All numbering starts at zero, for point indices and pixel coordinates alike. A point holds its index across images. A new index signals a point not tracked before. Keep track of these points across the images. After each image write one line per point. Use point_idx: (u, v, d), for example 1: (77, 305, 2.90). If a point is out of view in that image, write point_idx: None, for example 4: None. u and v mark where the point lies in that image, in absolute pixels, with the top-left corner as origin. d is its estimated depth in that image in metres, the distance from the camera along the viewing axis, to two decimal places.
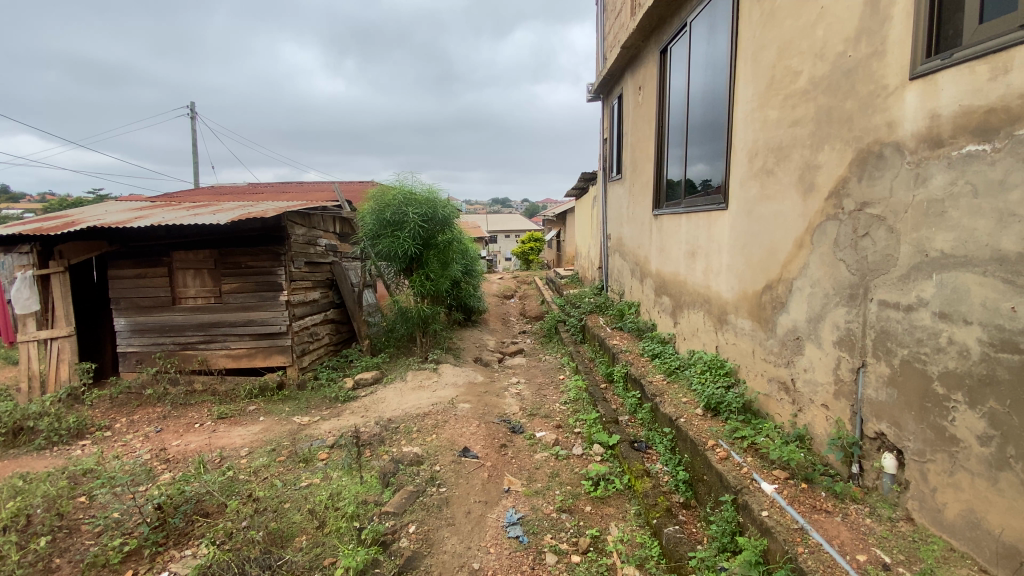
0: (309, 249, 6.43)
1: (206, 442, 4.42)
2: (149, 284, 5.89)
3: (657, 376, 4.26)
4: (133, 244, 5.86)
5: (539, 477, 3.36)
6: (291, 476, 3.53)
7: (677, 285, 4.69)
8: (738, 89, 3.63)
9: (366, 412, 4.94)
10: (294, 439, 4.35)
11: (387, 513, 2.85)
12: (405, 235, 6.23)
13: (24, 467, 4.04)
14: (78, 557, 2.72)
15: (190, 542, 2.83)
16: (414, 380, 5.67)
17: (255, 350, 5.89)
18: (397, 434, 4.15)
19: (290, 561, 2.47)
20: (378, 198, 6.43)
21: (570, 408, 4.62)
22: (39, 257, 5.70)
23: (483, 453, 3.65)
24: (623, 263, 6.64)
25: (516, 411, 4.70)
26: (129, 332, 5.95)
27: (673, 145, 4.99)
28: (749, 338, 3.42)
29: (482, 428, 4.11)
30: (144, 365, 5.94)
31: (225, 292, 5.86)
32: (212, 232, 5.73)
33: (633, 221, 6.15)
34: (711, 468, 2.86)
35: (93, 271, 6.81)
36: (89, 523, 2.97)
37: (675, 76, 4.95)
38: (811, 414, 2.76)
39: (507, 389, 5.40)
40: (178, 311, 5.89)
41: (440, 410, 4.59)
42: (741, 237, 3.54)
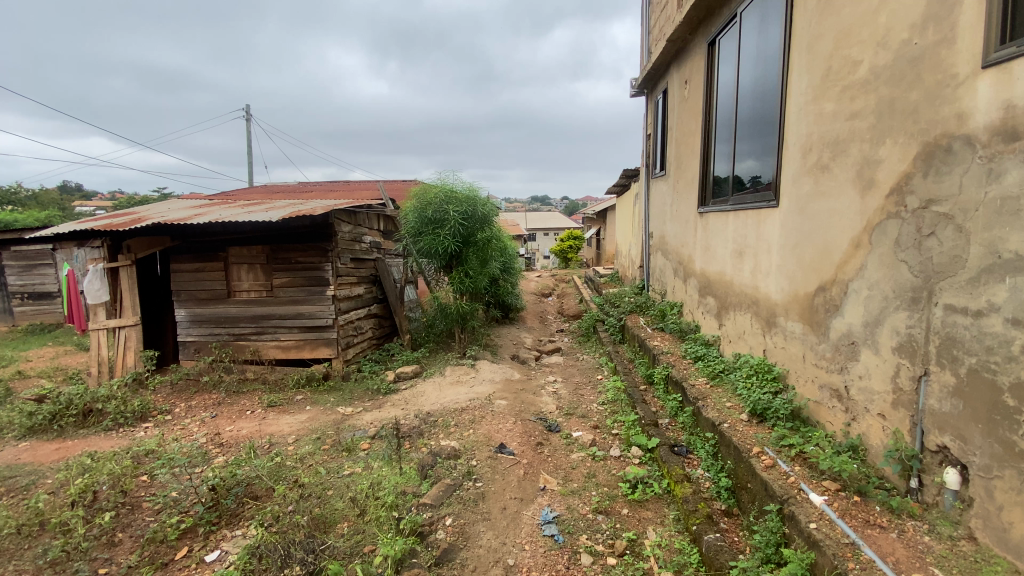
0: (354, 246, 6.62)
1: (256, 429, 4.64)
2: (207, 277, 6.23)
3: (699, 379, 4.14)
4: (193, 239, 6.19)
5: (575, 478, 3.33)
6: (334, 464, 3.66)
7: (723, 286, 4.55)
8: (792, 81, 3.47)
9: (406, 405, 5.05)
10: (337, 428, 4.50)
11: (425, 505, 2.90)
12: (446, 232, 6.32)
13: (93, 446, 4.35)
14: (138, 532, 2.91)
15: (240, 523, 2.98)
16: (452, 375, 5.75)
17: (302, 342, 6.13)
18: (435, 427, 4.23)
19: (331, 546, 2.55)
20: (420, 196, 6.56)
21: (608, 409, 4.56)
22: (110, 251, 6.10)
23: (519, 450, 3.66)
24: (665, 262, 6.48)
25: (553, 410, 4.67)
26: (188, 322, 6.32)
27: (721, 141, 4.83)
28: (800, 342, 3.26)
29: (518, 425, 4.12)
30: (201, 353, 6.30)
31: (276, 287, 6.13)
32: (265, 230, 5.98)
33: (677, 219, 6.00)
34: (755, 476, 2.77)
35: (157, 265, 7.26)
36: (150, 500, 3.18)
37: (723, 69, 4.78)
38: (866, 424, 2.61)
39: (544, 388, 5.40)
40: (232, 303, 6.20)
41: (477, 406, 4.63)
42: (793, 235, 3.38)
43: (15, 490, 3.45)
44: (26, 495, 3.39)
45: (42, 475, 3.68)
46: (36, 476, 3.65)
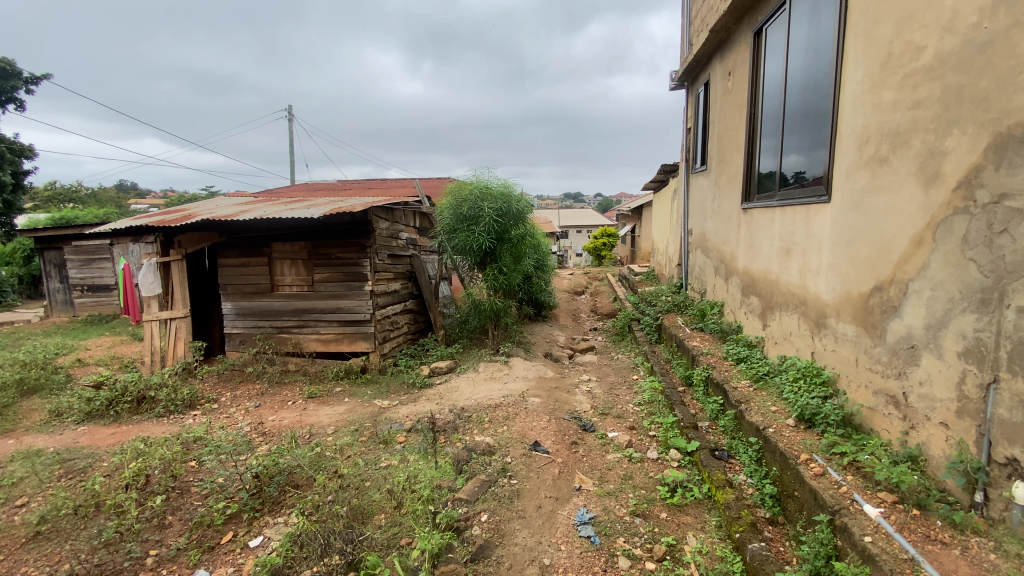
0: (391, 242, 6.73)
1: (297, 419, 4.77)
2: (252, 272, 6.46)
3: (742, 382, 4.00)
4: (239, 235, 6.41)
5: (611, 479, 3.27)
6: (372, 456, 3.72)
7: (768, 285, 4.37)
8: (846, 69, 3.29)
9: (441, 400, 5.09)
10: (374, 421, 4.57)
11: (461, 500, 2.91)
12: (481, 229, 6.34)
13: (145, 432, 4.57)
14: (187, 516, 3.03)
15: (282, 510, 3.07)
16: (485, 372, 5.76)
17: (341, 336, 6.27)
18: (469, 423, 4.23)
19: (369, 537, 2.59)
20: (456, 193, 6.60)
21: (645, 410, 4.46)
22: (162, 246, 6.38)
23: (554, 449, 3.63)
24: (705, 260, 6.30)
25: (587, 409, 4.61)
26: (234, 315, 6.56)
27: (767, 134, 4.64)
28: (852, 345, 3.10)
29: (552, 424, 4.08)
30: (246, 345, 6.54)
31: (317, 281, 6.30)
32: (307, 226, 6.14)
33: (719, 215, 5.82)
34: (804, 484, 2.64)
35: (205, 259, 7.56)
36: (197, 485, 3.30)
37: (770, 59, 4.59)
38: (926, 433, 2.45)
39: (578, 386, 5.33)
40: (275, 298, 6.40)
41: (511, 403, 4.62)
42: (846, 232, 3.21)
43: (74, 471, 3.65)
44: (84, 476, 3.58)
45: (98, 458, 3.89)
46: (93, 459, 3.86)
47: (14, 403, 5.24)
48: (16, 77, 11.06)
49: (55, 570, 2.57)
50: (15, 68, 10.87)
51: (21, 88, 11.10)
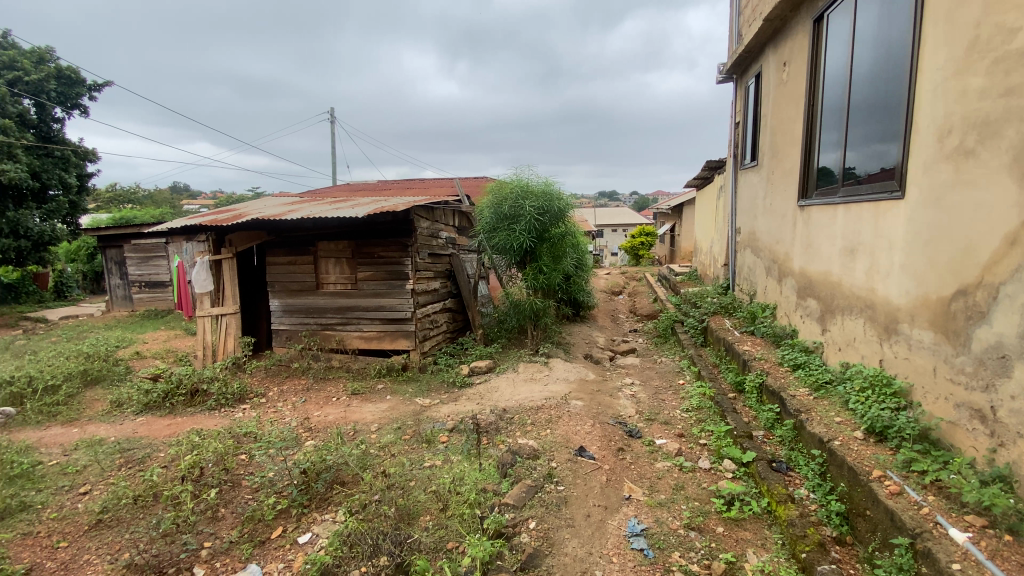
0: (432, 242, 6.76)
1: (341, 416, 4.84)
2: (298, 270, 6.61)
3: (801, 390, 3.77)
4: (286, 234, 6.57)
5: (662, 488, 3.13)
6: (416, 455, 3.71)
7: (828, 287, 4.11)
8: (924, 55, 3.04)
9: (481, 400, 5.05)
10: (416, 420, 4.57)
11: (507, 505, 2.84)
12: (521, 228, 6.27)
13: (198, 424, 4.73)
14: (239, 509, 3.09)
15: (329, 507, 3.08)
16: (525, 373, 5.68)
17: (383, 334, 6.35)
18: (512, 425, 4.17)
19: (417, 539, 2.56)
20: (496, 192, 6.56)
21: (693, 417, 4.28)
22: (214, 245, 6.57)
23: (600, 455, 3.51)
24: (756, 260, 6.03)
25: (632, 413, 4.47)
26: (281, 312, 6.74)
27: (829, 127, 4.37)
28: (928, 353, 2.85)
29: (597, 429, 3.96)
30: (292, 341, 6.71)
31: (360, 280, 6.39)
32: (351, 225, 6.23)
33: (771, 213, 5.54)
34: (877, 504, 2.44)
35: (254, 257, 7.78)
36: (248, 479, 3.36)
37: (833, 47, 4.32)
38: (1018, 452, 2.22)
39: (622, 390, 5.18)
40: (320, 295, 6.54)
41: (553, 405, 4.53)
42: (923, 231, 2.96)
43: (133, 461, 3.80)
44: (143, 466, 3.72)
45: (154, 449, 4.03)
46: (150, 450, 4.01)
47: (79, 393, 5.54)
48: (80, 84, 11.74)
49: (116, 559, 2.66)
50: (79, 76, 11.54)
51: (84, 95, 11.77)
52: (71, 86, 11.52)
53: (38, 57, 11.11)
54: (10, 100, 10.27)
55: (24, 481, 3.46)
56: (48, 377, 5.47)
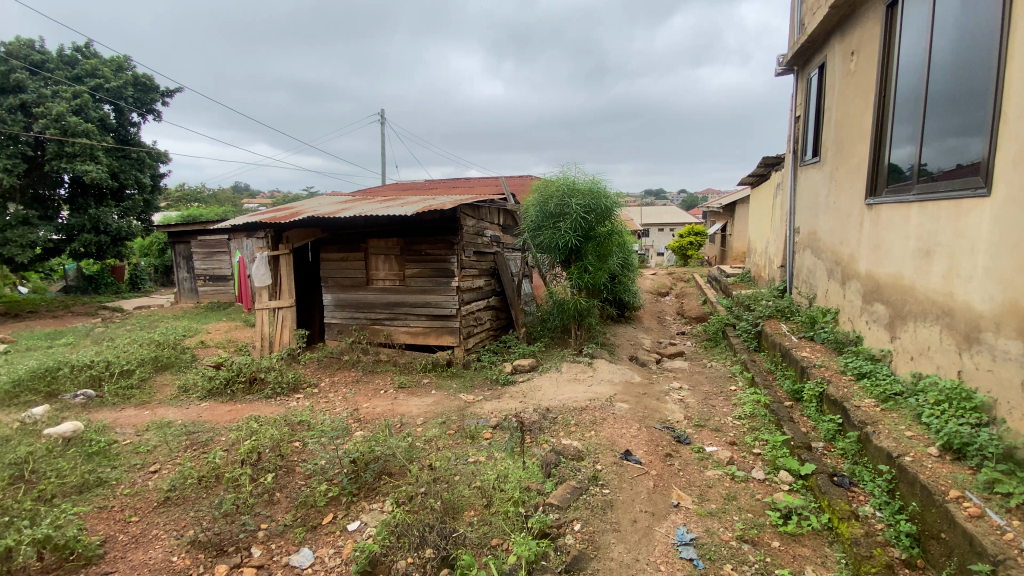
0: (477, 240, 6.82)
1: (388, 408, 4.97)
2: (350, 266, 6.84)
3: (867, 401, 3.53)
4: (339, 232, 6.80)
5: (712, 498, 3.02)
6: (460, 449, 3.76)
7: (898, 292, 3.83)
8: (1014, 40, 2.77)
9: (524, 398, 5.05)
10: (460, 415, 4.63)
11: (552, 505, 2.82)
12: (567, 226, 6.22)
13: (255, 411, 4.98)
14: (292, 494, 3.22)
15: (377, 497, 3.17)
16: (568, 373, 5.63)
17: (429, 330, 6.47)
18: (555, 425, 4.14)
19: (462, 533, 2.59)
20: (542, 190, 6.54)
21: (746, 424, 4.11)
22: (273, 240, 6.85)
23: (647, 460, 3.43)
24: (817, 262, 5.71)
25: (681, 418, 4.34)
26: (333, 306, 6.99)
27: (901, 120, 4.07)
28: (1016, 366, 2.60)
29: (644, 433, 3.87)
30: (343, 334, 6.95)
31: (408, 277, 6.53)
32: (400, 223, 6.38)
33: (835, 211, 5.23)
34: (954, 526, 2.25)
35: (308, 253, 8.11)
36: (301, 466, 3.50)
37: (908, 35, 4.01)
38: None
39: (669, 394, 5.04)
40: (370, 291, 6.74)
41: (598, 407, 4.46)
42: (1010, 232, 2.70)
43: (198, 444, 4.05)
44: (206, 449, 3.95)
45: (216, 433, 4.28)
46: (213, 434, 4.26)
47: (150, 377, 5.95)
48: (154, 91, 12.64)
49: (182, 535, 2.84)
50: (153, 83, 12.43)
51: (157, 100, 12.65)
52: (145, 92, 12.42)
53: (117, 65, 12.03)
54: (94, 106, 11.13)
55: (101, 458, 3.75)
56: (124, 362, 5.91)
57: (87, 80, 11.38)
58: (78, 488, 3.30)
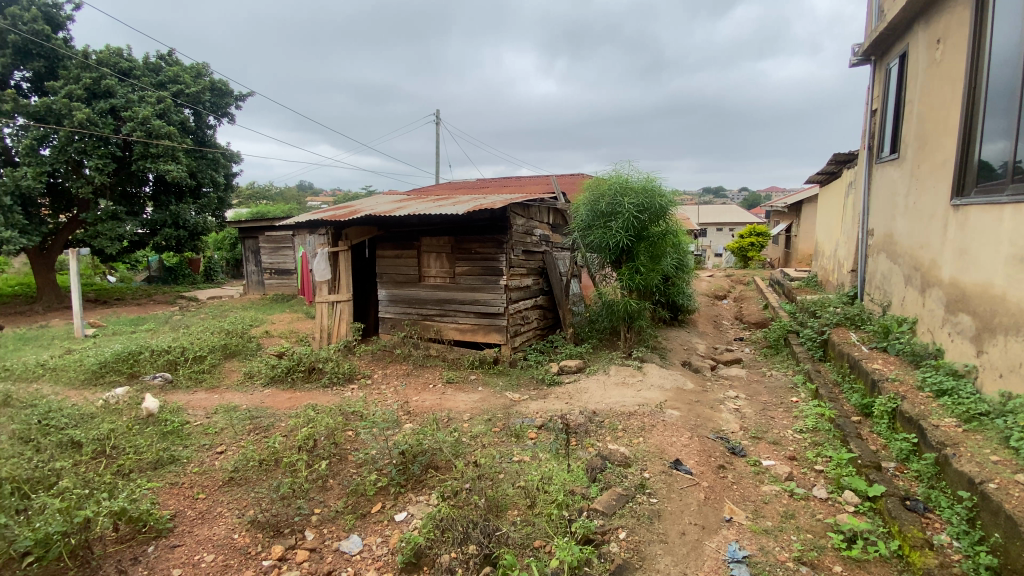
0: (527, 239, 6.82)
1: (437, 402, 5.07)
2: (404, 263, 7.03)
3: (946, 420, 3.23)
4: (394, 230, 6.99)
5: (768, 514, 2.86)
6: (506, 448, 3.77)
7: (987, 302, 3.48)
8: None
9: (571, 399, 5.00)
10: (506, 413, 4.64)
11: (596, 511, 2.77)
12: (618, 225, 6.08)
13: (312, 399, 5.23)
14: (344, 482, 3.35)
15: (424, 490, 3.24)
16: (617, 376, 5.52)
17: (476, 327, 6.55)
18: (602, 429, 4.06)
19: (505, 532, 2.60)
20: (594, 189, 6.45)
21: (808, 439, 3.87)
22: (334, 237, 7.13)
23: (698, 470, 3.30)
24: (893, 267, 5.28)
25: (736, 429, 4.14)
26: (387, 301, 7.22)
27: (994, 114, 3.69)
28: None
29: (695, 442, 3.73)
30: (395, 328, 7.16)
31: (458, 274, 6.64)
32: (451, 221, 6.47)
33: (915, 213, 4.82)
34: None
35: (365, 249, 8.39)
36: (353, 455, 3.63)
37: (1003, 21, 3.63)
38: None
39: (724, 402, 4.83)
40: (422, 287, 6.90)
41: (646, 413, 4.34)
42: None
43: (260, 428, 4.29)
44: (267, 433, 4.18)
45: (277, 418, 4.52)
46: (274, 419, 4.50)
47: (220, 363, 6.37)
48: (228, 95, 13.55)
49: (243, 514, 3.02)
50: (227, 88, 13.30)
51: (231, 104, 13.56)
52: (221, 97, 13.36)
53: (196, 72, 12.97)
54: (175, 110, 11.99)
55: (174, 437, 4.06)
56: (197, 348, 6.36)
57: (169, 85, 12.30)
58: (153, 464, 3.59)
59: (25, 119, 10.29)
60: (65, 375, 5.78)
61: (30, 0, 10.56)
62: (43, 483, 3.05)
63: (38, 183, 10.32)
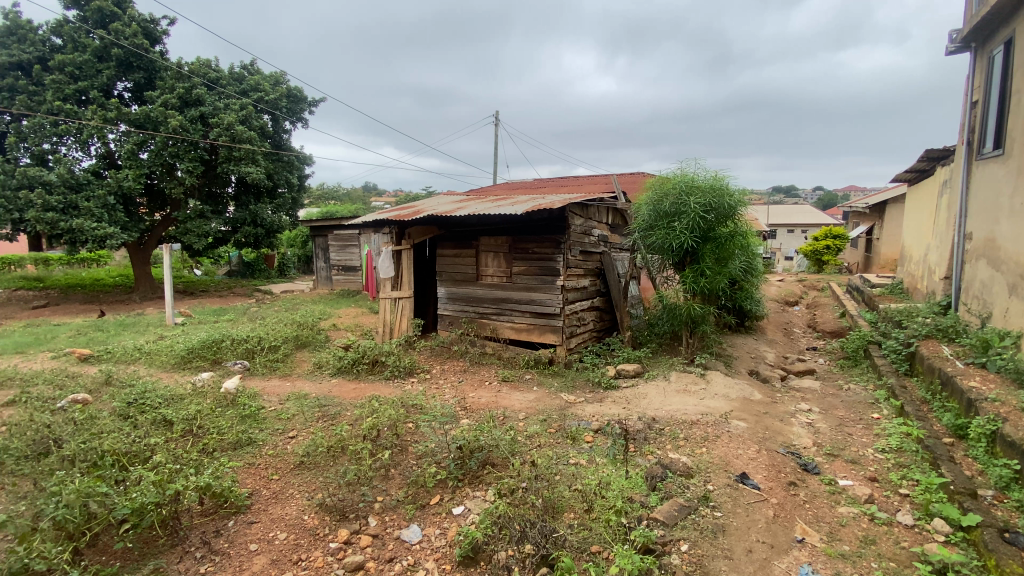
0: (585, 239, 6.74)
1: (493, 400, 5.13)
2: (462, 262, 7.17)
3: None
4: (454, 229, 7.15)
5: (845, 538, 2.67)
6: (563, 449, 3.75)
7: None
8: None
9: (628, 405, 4.89)
10: (562, 414, 4.62)
11: (656, 521, 2.71)
12: (682, 226, 5.88)
13: (375, 391, 5.45)
14: (406, 472, 3.46)
15: (481, 486, 3.30)
16: (678, 383, 5.34)
17: (532, 327, 6.56)
18: (662, 436, 3.95)
19: (562, 534, 2.59)
20: (657, 188, 6.28)
21: (891, 459, 3.57)
22: (397, 236, 7.39)
23: (766, 486, 3.14)
24: (995, 275, 4.77)
25: (808, 444, 3.90)
26: (446, 299, 7.39)
27: None
28: None
29: (763, 456, 3.55)
30: (453, 326, 7.31)
31: (515, 274, 6.68)
32: (510, 221, 6.53)
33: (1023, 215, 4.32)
34: None
35: (426, 249, 8.64)
36: (414, 447, 3.75)
37: None
38: None
39: (795, 416, 4.55)
40: (479, 286, 7.01)
41: (710, 423, 4.17)
42: None
43: (328, 416, 4.52)
44: (334, 422, 4.41)
45: (343, 407, 4.75)
46: (340, 408, 4.73)
47: (291, 353, 6.78)
48: (303, 101, 14.40)
49: (312, 497, 3.20)
50: (302, 95, 14.14)
51: (305, 110, 14.39)
52: (296, 102, 14.22)
53: (275, 80, 13.85)
54: (256, 115, 12.86)
55: (252, 421, 4.36)
56: (271, 338, 6.80)
57: (251, 93, 13.22)
58: (233, 444, 3.88)
59: (127, 126, 11.35)
60: (158, 359, 6.37)
61: (132, 17, 11.71)
62: (140, 456, 3.36)
63: (137, 183, 11.41)
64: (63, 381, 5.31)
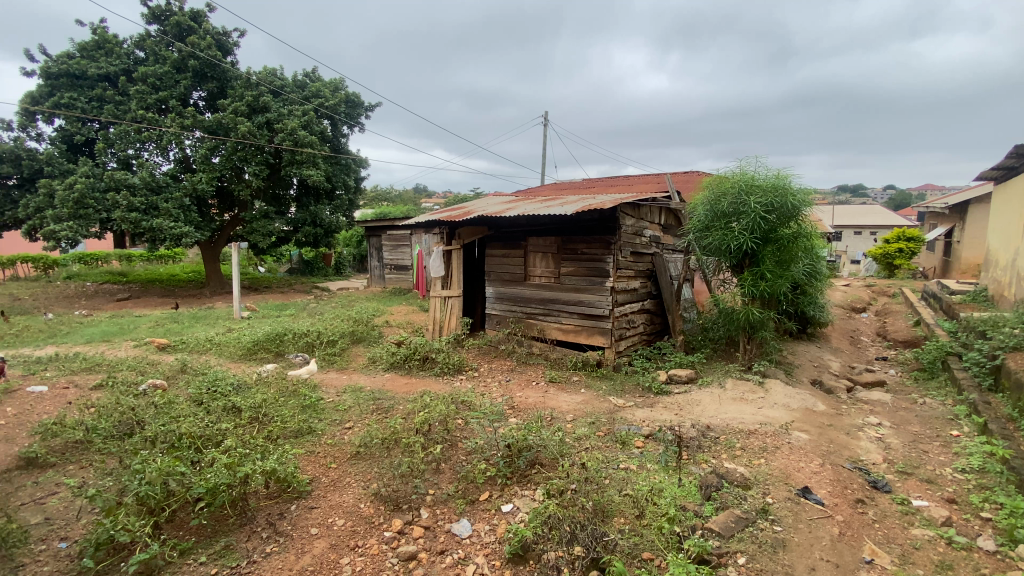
0: (636, 240, 6.63)
1: (540, 400, 5.14)
2: (511, 262, 7.22)
3: None
4: (503, 230, 7.23)
5: (919, 562, 2.50)
6: (613, 453, 3.71)
7: None
8: None
9: (681, 411, 4.77)
10: (611, 418, 4.57)
11: (712, 531, 2.63)
12: (742, 226, 5.67)
13: (426, 387, 5.59)
14: (456, 467, 3.54)
15: (529, 485, 3.32)
16: (733, 390, 5.15)
17: (581, 328, 6.52)
18: (717, 445, 3.83)
19: (612, 538, 2.57)
20: (715, 187, 6.09)
21: (972, 481, 3.29)
22: (447, 236, 7.55)
23: (830, 502, 2.97)
24: None
25: (878, 461, 3.66)
26: (495, 298, 7.47)
27: None
28: None
29: (827, 470, 3.37)
30: (501, 325, 7.38)
31: (563, 274, 6.66)
32: (560, 221, 6.52)
33: None
34: None
35: (475, 249, 8.76)
36: (463, 443, 3.82)
37: None
38: None
39: (863, 429, 4.29)
40: (527, 286, 7.04)
41: (769, 433, 4.00)
42: None
43: (381, 410, 4.69)
44: (387, 415, 4.56)
45: (396, 401, 4.91)
46: (394, 402, 4.89)
47: (347, 348, 7.07)
48: (360, 106, 15.00)
49: (367, 487, 3.34)
50: (359, 100, 14.73)
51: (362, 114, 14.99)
52: (353, 107, 14.86)
53: (334, 86, 14.51)
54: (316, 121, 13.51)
55: (312, 411, 4.60)
56: (329, 333, 7.12)
57: (313, 99, 13.89)
58: (295, 433, 4.11)
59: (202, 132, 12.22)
60: (227, 350, 6.81)
61: (207, 31, 12.60)
62: (212, 440, 3.62)
63: (209, 186, 12.26)
64: (145, 368, 5.78)
